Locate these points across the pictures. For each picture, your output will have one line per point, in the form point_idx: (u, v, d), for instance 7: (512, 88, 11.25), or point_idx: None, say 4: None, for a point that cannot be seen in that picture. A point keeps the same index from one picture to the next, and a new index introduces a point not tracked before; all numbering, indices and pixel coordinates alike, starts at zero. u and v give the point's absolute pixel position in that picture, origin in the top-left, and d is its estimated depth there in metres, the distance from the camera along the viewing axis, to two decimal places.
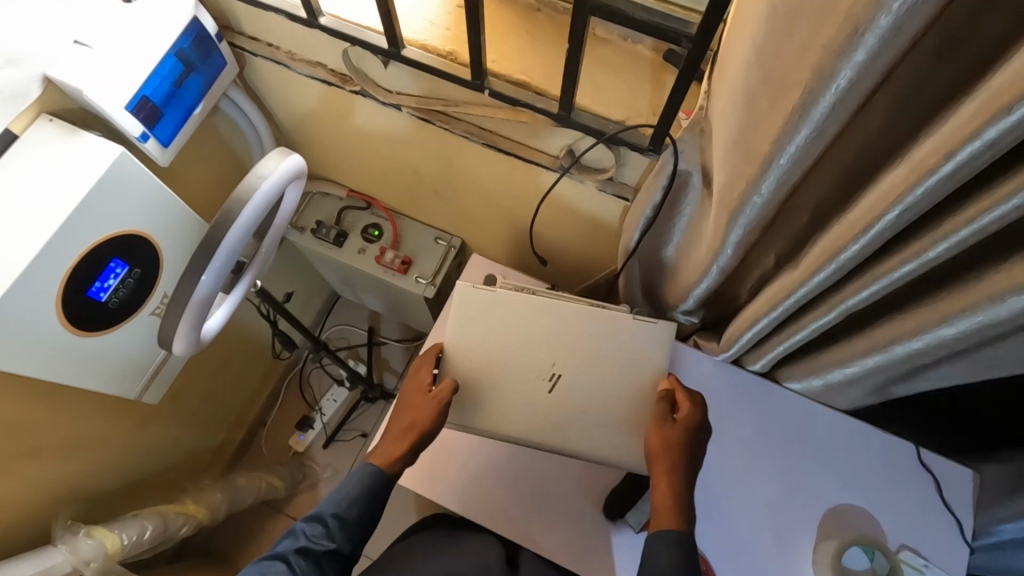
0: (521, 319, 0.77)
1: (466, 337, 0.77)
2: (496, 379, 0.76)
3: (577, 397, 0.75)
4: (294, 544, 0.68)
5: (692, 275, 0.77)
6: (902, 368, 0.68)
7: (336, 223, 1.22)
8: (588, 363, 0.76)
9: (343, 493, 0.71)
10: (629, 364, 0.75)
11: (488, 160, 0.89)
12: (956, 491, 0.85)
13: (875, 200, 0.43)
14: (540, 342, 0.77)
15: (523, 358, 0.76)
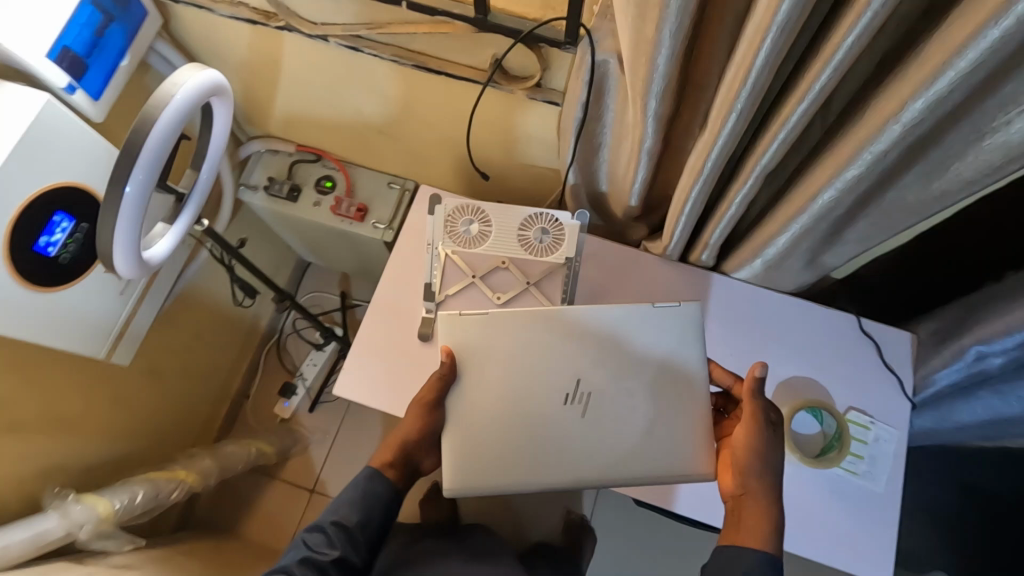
0: (531, 341, 0.75)
1: (481, 366, 0.75)
2: (523, 415, 0.74)
3: (608, 408, 0.74)
4: (299, 553, 0.82)
5: (627, 169, 0.79)
6: (825, 228, 0.72)
7: (288, 178, 1.23)
8: (619, 374, 0.74)
9: (339, 502, 0.84)
10: (658, 362, 0.75)
11: (423, 85, 0.90)
12: (898, 352, 0.90)
13: (754, 31, 0.45)
14: (559, 360, 0.75)
15: (546, 385, 0.74)
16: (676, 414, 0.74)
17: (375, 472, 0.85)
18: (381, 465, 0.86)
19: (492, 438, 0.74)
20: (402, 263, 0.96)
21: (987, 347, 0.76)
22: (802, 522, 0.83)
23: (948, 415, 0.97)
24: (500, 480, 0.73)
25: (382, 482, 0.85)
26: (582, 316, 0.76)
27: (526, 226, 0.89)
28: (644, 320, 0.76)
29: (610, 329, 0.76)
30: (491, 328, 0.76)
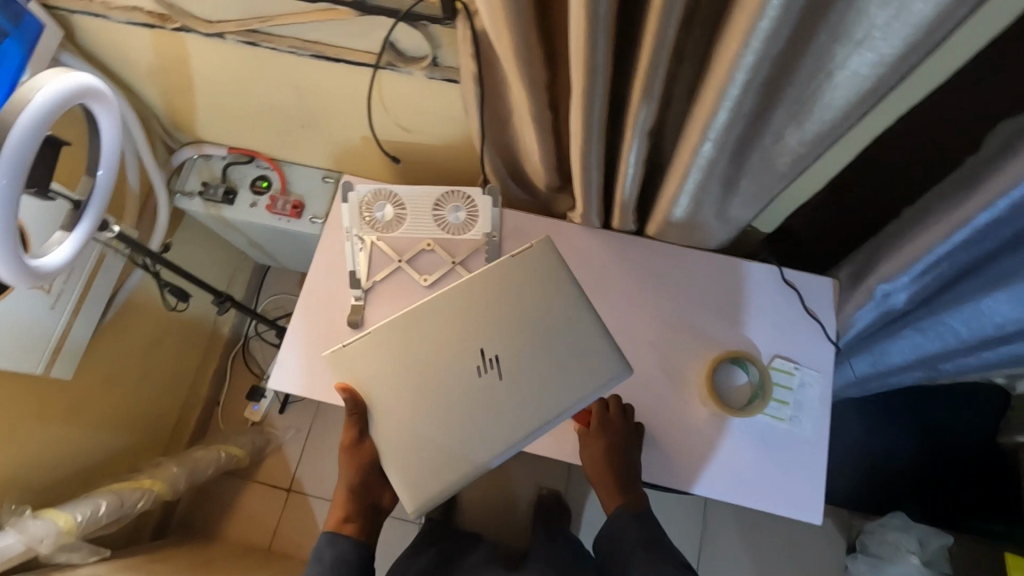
0: (424, 343, 0.75)
1: (387, 376, 0.75)
2: (448, 403, 0.73)
3: (518, 359, 0.74)
4: None
5: (530, 137, 0.80)
6: (717, 180, 0.74)
7: (222, 181, 1.23)
8: (517, 328, 0.75)
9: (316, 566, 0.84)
10: (544, 302, 0.75)
11: (329, 76, 0.91)
12: (820, 297, 0.92)
13: None
14: (459, 340, 0.75)
15: (456, 372, 0.74)
16: (582, 338, 0.74)
17: (336, 534, 0.86)
18: (340, 527, 0.87)
19: (433, 434, 0.73)
20: (329, 255, 0.96)
21: (889, 284, 0.77)
22: (733, 472, 0.85)
23: (878, 356, 0.98)
24: (467, 463, 0.71)
25: (347, 541, 0.86)
26: (461, 291, 0.76)
27: (441, 205, 0.94)
28: (512, 275, 0.77)
29: (493, 296, 0.76)
30: (381, 341, 0.76)
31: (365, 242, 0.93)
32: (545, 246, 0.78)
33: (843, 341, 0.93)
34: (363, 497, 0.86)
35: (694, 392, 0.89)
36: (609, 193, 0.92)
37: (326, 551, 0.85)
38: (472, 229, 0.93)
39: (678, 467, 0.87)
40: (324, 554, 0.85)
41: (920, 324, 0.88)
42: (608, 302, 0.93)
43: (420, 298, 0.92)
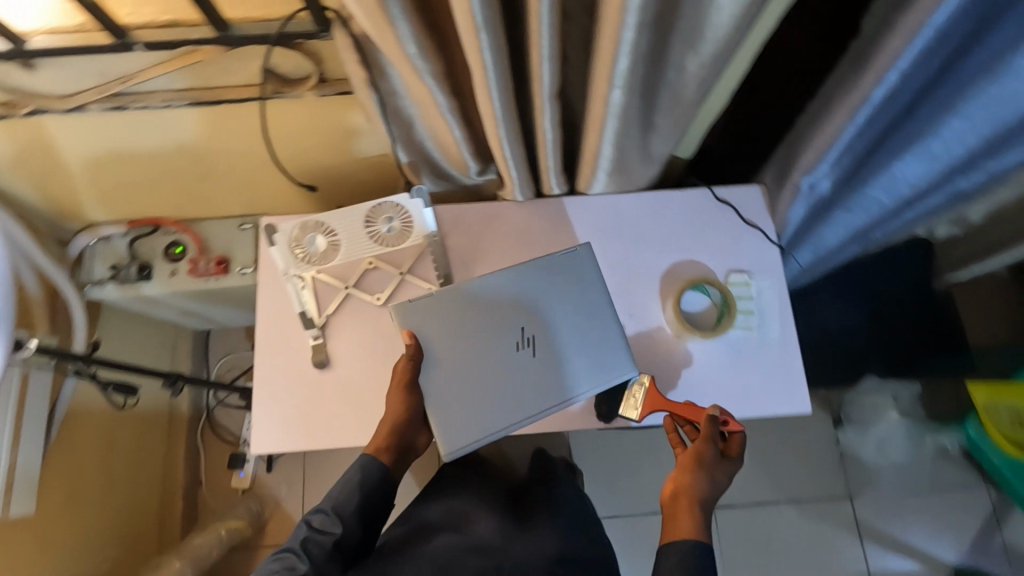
0: (473, 309, 0.82)
1: (440, 341, 0.81)
2: (485, 369, 0.80)
3: (553, 341, 0.81)
4: (302, 535, 0.81)
5: (442, 129, 0.78)
6: (635, 122, 0.75)
7: (131, 259, 1.14)
8: (552, 313, 0.82)
9: (345, 481, 0.83)
10: (579, 295, 0.83)
11: (216, 120, 0.85)
12: (753, 205, 0.96)
13: None
14: (502, 317, 0.82)
15: (498, 339, 0.81)
16: (607, 327, 0.82)
17: (371, 462, 0.82)
18: (376, 452, 0.82)
19: (469, 394, 0.79)
20: (273, 304, 0.91)
21: (812, 176, 0.81)
22: (721, 390, 0.89)
23: (818, 243, 1.04)
24: (485, 433, 0.78)
25: (376, 467, 0.82)
26: (509, 274, 0.83)
27: (373, 218, 0.88)
28: (554, 263, 0.84)
29: (534, 275, 0.83)
30: (437, 307, 0.82)
31: (304, 280, 0.90)
32: (587, 245, 0.85)
33: (784, 239, 0.98)
34: (401, 437, 0.82)
35: (661, 315, 0.92)
36: (535, 161, 0.92)
37: (354, 475, 0.82)
38: (411, 235, 0.89)
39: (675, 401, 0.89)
40: (351, 478, 0.82)
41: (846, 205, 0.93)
42: None
43: (378, 318, 0.91)
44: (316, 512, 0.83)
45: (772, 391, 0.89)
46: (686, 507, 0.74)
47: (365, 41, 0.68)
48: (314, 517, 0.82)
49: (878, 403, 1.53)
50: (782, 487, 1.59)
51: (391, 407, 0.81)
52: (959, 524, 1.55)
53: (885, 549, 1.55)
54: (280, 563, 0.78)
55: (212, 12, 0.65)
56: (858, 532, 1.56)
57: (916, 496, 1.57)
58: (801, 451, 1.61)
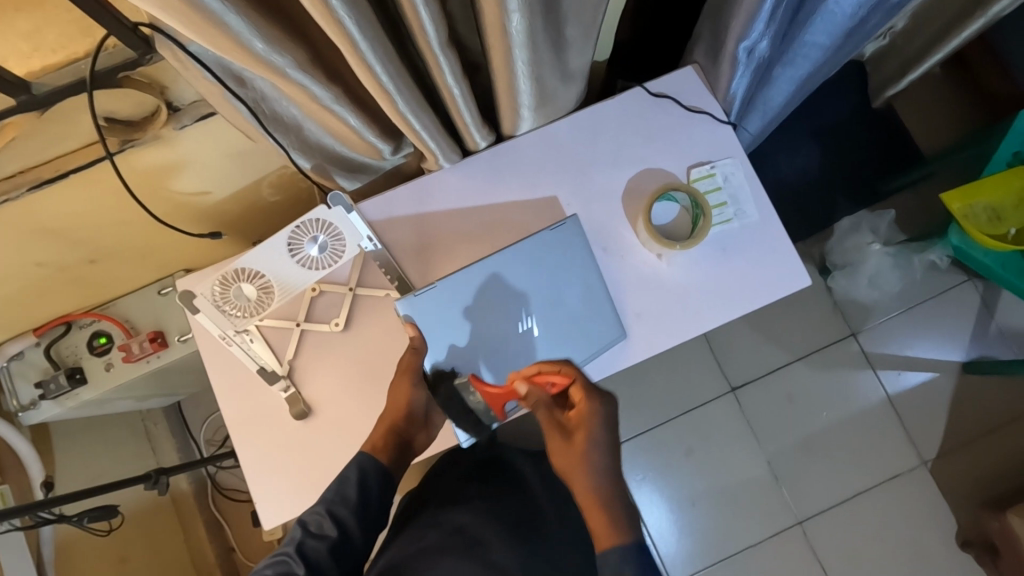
0: (475, 295, 0.78)
1: (446, 329, 0.77)
2: (489, 350, 0.78)
3: (559, 317, 0.81)
4: (297, 537, 0.70)
5: (334, 121, 0.67)
6: (546, 45, 0.65)
7: (57, 369, 1.01)
8: (549, 290, 0.80)
9: (342, 481, 0.73)
10: (578, 272, 0.81)
11: (74, 194, 0.72)
12: (693, 90, 0.87)
13: None
14: (504, 303, 0.79)
15: (499, 323, 0.79)
16: (605, 302, 0.82)
17: (368, 461, 0.74)
18: (373, 448, 0.75)
19: (476, 383, 0.78)
20: (226, 370, 0.81)
21: (749, 39, 0.74)
22: (719, 292, 0.84)
23: (766, 105, 0.97)
24: (494, 413, 0.79)
25: (373, 467, 0.74)
26: (505, 257, 0.78)
27: (297, 239, 0.73)
28: (555, 243, 0.80)
29: (522, 260, 0.79)
30: (445, 299, 0.77)
31: (250, 333, 0.80)
32: (572, 222, 0.81)
33: (733, 114, 0.91)
34: (403, 431, 0.76)
35: (635, 239, 0.85)
36: (450, 120, 0.81)
37: (350, 473, 0.73)
38: (344, 253, 0.76)
39: (672, 319, 0.84)
40: (348, 477, 0.73)
41: (788, 57, 0.86)
42: (518, 229, 0.85)
43: (344, 345, 0.82)
44: (312, 512, 0.72)
45: (759, 291, 0.85)
46: (572, 465, 0.70)
47: (203, 51, 0.55)
48: (308, 516, 0.71)
49: (860, 243, 1.50)
50: (789, 348, 1.61)
51: (393, 399, 0.76)
52: (954, 326, 1.60)
53: (896, 371, 1.60)
54: (275, 567, 0.68)
55: (3, 81, 0.50)
56: (869, 363, 1.60)
57: (906, 311, 1.61)
58: (798, 309, 1.62)
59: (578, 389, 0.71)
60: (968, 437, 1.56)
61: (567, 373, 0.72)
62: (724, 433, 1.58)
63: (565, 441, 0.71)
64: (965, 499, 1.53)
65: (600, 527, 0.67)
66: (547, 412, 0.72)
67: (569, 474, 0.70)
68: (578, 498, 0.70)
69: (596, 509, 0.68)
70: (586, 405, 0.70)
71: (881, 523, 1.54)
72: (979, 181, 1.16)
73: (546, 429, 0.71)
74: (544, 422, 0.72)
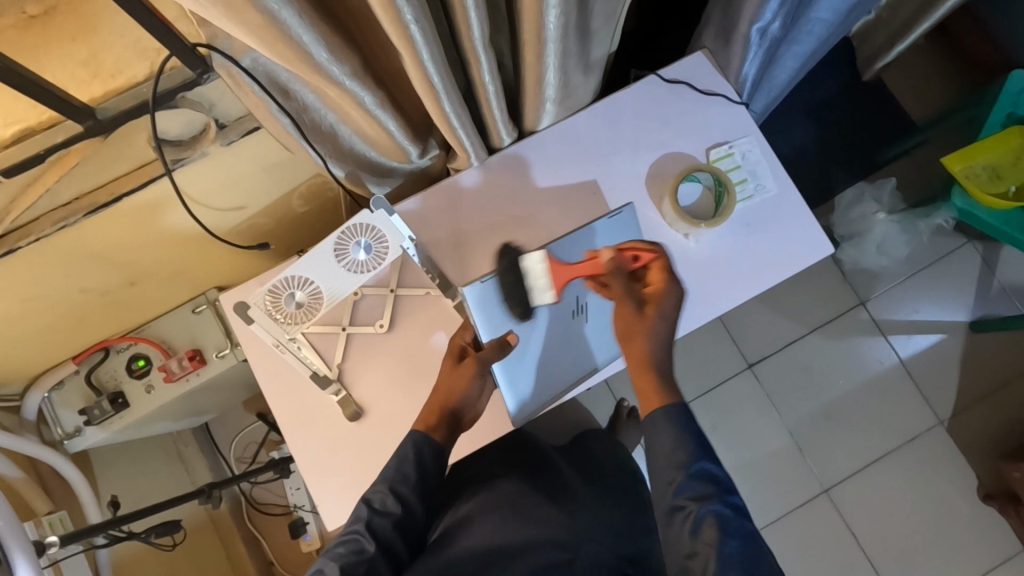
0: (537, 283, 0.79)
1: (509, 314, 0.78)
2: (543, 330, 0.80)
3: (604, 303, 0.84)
4: (364, 515, 0.70)
5: (375, 126, 0.70)
6: (575, 38, 0.68)
7: (99, 394, 1.02)
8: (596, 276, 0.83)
9: (400, 460, 0.73)
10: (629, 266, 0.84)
11: (121, 217, 0.74)
12: (704, 74, 0.91)
13: None
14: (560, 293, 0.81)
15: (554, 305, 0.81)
16: None
17: (424, 438, 0.74)
18: (426, 427, 0.76)
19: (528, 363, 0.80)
20: (276, 379, 0.83)
21: (761, 20, 0.77)
22: (748, 266, 0.88)
23: (772, 84, 1.00)
24: (540, 394, 0.81)
25: (429, 446, 0.74)
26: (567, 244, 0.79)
27: (343, 244, 0.76)
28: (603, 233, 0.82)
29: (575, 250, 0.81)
30: (507, 289, 0.78)
31: (297, 341, 0.82)
32: (628, 212, 0.84)
33: (743, 94, 0.94)
34: (454, 409, 0.77)
35: (662, 220, 0.88)
36: (477, 118, 0.84)
37: (408, 452, 0.74)
38: (388, 255, 0.77)
39: (706, 296, 0.87)
40: (406, 455, 0.73)
41: (794, 35, 0.89)
42: (548, 220, 0.87)
43: (390, 345, 0.85)
44: (374, 490, 0.72)
45: (784, 264, 0.88)
46: (642, 337, 0.75)
47: (255, 65, 0.58)
48: (372, 494, 0.72)
49: (866, 212, 1.55)
50: (801, 320, 1.65)
51: (452, 376, 0.77)
52: (958, 286, 1.65)
53: (907, 334, 1.64)
54: (346, 545, 0.68)
55: (70, 107, 0.52)
56: (879, 330, 1.65)
57: (911, 276, 1.65)
58: (806, 283, 1.66)
59: (660, 267, 0.76)
60: (981, 393, 1.61)
61: (654, 249, 0.77)
62: (744, 408, 1.62)
63: (632, 315, 0.75)
64: (981, 454, 1.59)
65: (650, 392, 0.73)
66: (622, 284, 0.76)
67: (633, 342, 0.75)
68: (631, 360, 0.75)
69: (647, 373, 0.74)
70: (666, 285, 0.76)
71: (904, 484, 1.59)
72: (978, 143, 1.21)
73: (623, 297, 0.75)
74: (618, 292, 0.77)
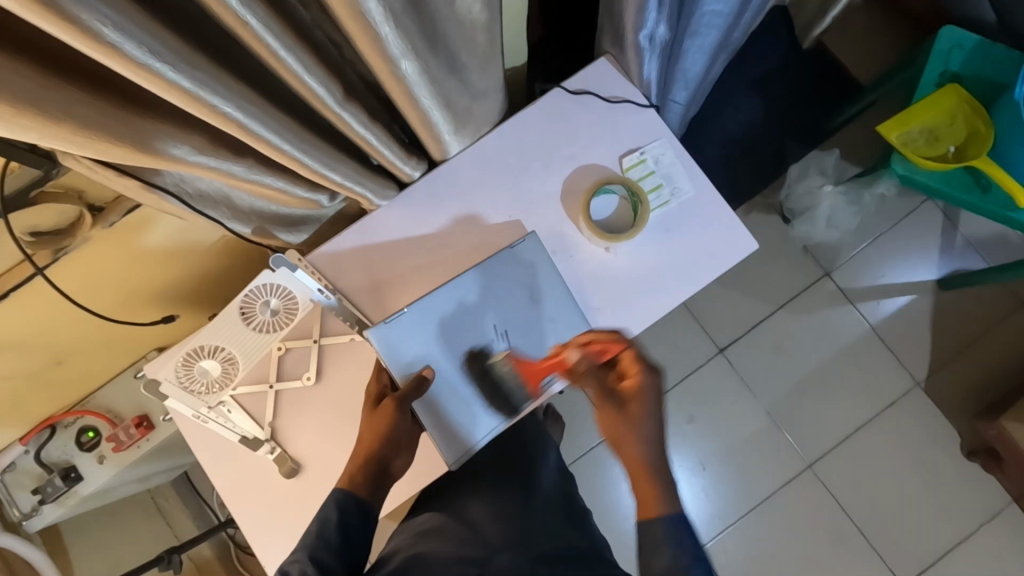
0: (443, 316, 0.79)
1: (420, 352, 0.78)
2: (462, 366, 0.80)
3: (524, 328, 0.82)
4: None
5: (258, 187, 0.68)
6: (446, 76, 0.66)
7: (50, 472, 1.02)
8: (505, 303, 0.82)
9: (320, 526, 0.67)
10: (541, 294, 0.83)
11: (18, 309, 0.73)
12: (609, 80, 0.89)
13: (114, 64, 0.37)
14: (470, 327, 0.80)
15: (471, 338, 0.80)
16: (563, 304, 0.83)
17: (347, 496, 0.70)
18: (350, 484, 0.71)
19: (454, 401, 0.79)
20: (207, 444, 0.82)
21: (645, 27, 0.77)
22: (672, 272, 0.86)
23: (687, 75, 0.98)
24: (473, 434, 0.79)
25: (353, 503, 0.69)
26: (460, 284, 0.81)
27: (249, 306, 0.81)
28: (505, 263, 0.82)
29: (482, 277, 0.81)
30: (414, 326, 0.78)
31: (226, 404, 0.81)
32: (535, 238, 0.83)
33: (654, 96, 0.92)
34: (382, 455, 0.72)
35: (580, 236, 0.86)
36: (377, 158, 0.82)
37: (331, 513, 0.68)
38: (298, 312, 0.83)
39: (632, 309, 0.85)
40: (328, 517, 0.68)
41: (693, 31, 0.88)
42: (464, 249, 0.86)
43: (319, 397, 0.83)
44: (293, 561, 0.64)
45: (709, 265, 0.86)
46: (626, 439, 0.69)
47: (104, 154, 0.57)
48: (288, 565, 0.64)
49: (812, 186, 1.51)
50: (769, 298, 1.63)
51: (373, 421, 0.74)
52: (921, 244, 1.63)
53: (876, 300, 1.62)
54: None
55: None
56: (847, 299, 1.63)
57: (872, 241, 1.63)
58: (771, 260, 1.63)
59: (631, 358, 0.69)
60: (955, 351, 1.60)
61: (618, 340, 0.70)
62: (720, 393, 1.61)
63: (616, 426, 0.69)
64: (962, 411, 1.57)
65: (648, 499, 0.68)
66: (596, 386, 0.70)
67: (620, 446, 0.70)
68: (627, 465, 0.70)
69: (644, 475, 0.69)
70: (639, 377, 0.68)
71: (886, 451, 1.58)
72: (912, 107, 1.18)
73: (599, 398, 0.69)
74: (593, 394, 0.70)
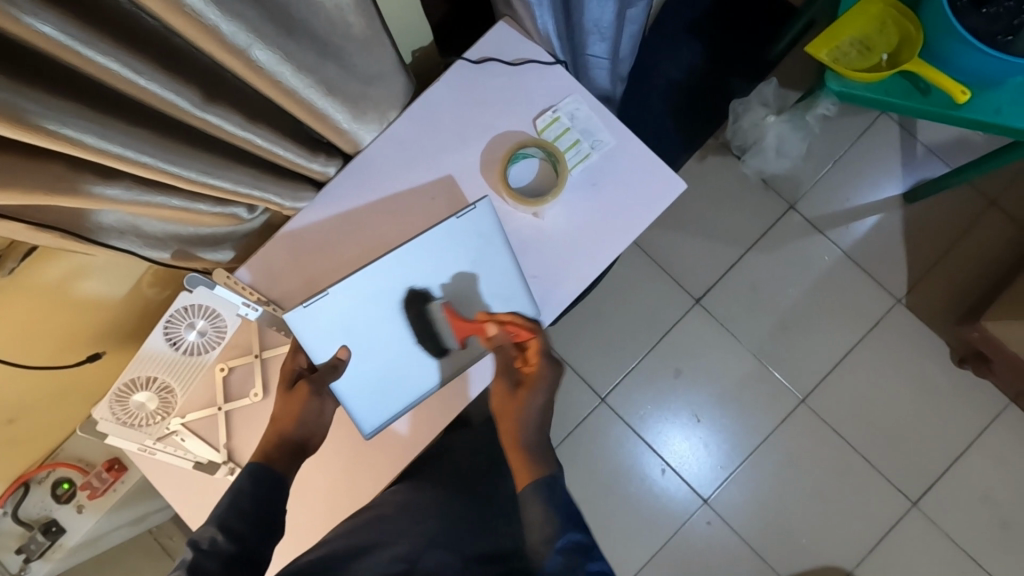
0: (366, 299, 0.79)
1: (340, 331, 0.78)
2: (387, 345, 0.80)
3: (458, 308, 0.81)
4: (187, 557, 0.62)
5: (152, 209, 0.66)
6: (320, 64, 0.64)
7: (31, 530, 1.01)
8: (435, 280, 0.81)
9: (232, 495, 0.68)
10: (479, 267, 0.81)
11: None
12: (511, 44, 0.87)
13: None
14: (393, 305, 0.80)
15: (397, 316, 0.80)
16: (498, 278, 0.81)
17: (260, 470, 0.70)
18: (265, 459, 0.72)
19: (382, 383, 0.79)
20: (165, 476, 0.82)
21: None
22: (605, 229, 0.84)
23: (598, 26, 0.92)
24: (391, 412, 0.79)
25: (268, 476, 0.70)
26: (379, 268, 0.79)
27: (174, 327, 0.82)
28: (431, 245, 0.80)
29: (409, 255, 0.80)
30: (335, 307, 0.77)
31: (178, 433, 0.81)
32: (485, 206, 0.81)
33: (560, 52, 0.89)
34: (298, 435, 0.74)
35: (506, 207, 0.84)
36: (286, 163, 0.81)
37: (244, 485, 0.69)
38: (227, 329, 0.82)
39: (570, 272, 0.84)
40: (241, 489, 0.68)
41: None
42: (392, 236, 0.84)
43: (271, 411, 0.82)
44: (202, 531, 0.64)
45: (641, 214, 0.84)
46: (510, 422, 0.73)
47: None
48: (199, 535, 0.64)
49: (756, 119, 1.48)
50: (736, 241, 1.61)
51: (288, 402, 0.74)
52: (883, 161, 1.60)
53: (845, 225, 1.60)
54: None
55: None
56: (817, 228, 1.60)
57: (830, 166, 1.61)
58: (733, 201, 1.61)
59: (537, 348, 0.75)
60: (930, 264, 1.57)
61: (533, 330, 0.75)
62: (702, 343, 1.59)
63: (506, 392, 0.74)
64: (947, 322, 1.56)
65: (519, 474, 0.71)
66: (506, 355, 0.76)
67: (501, 422, 0.74)
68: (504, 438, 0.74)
69: (515, 454, 0.72)
70: (540, 364, 0.74)
71: (876, 373, 1.56)
72: (837, 22, 1.15)
73: (499, 371, 0.75)
74: (499, 364, 0.76)
